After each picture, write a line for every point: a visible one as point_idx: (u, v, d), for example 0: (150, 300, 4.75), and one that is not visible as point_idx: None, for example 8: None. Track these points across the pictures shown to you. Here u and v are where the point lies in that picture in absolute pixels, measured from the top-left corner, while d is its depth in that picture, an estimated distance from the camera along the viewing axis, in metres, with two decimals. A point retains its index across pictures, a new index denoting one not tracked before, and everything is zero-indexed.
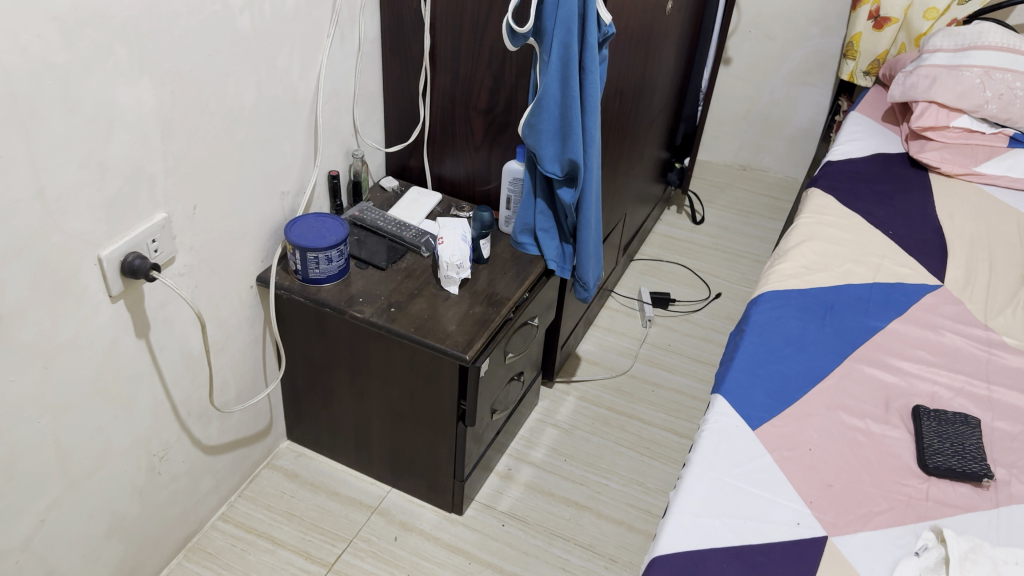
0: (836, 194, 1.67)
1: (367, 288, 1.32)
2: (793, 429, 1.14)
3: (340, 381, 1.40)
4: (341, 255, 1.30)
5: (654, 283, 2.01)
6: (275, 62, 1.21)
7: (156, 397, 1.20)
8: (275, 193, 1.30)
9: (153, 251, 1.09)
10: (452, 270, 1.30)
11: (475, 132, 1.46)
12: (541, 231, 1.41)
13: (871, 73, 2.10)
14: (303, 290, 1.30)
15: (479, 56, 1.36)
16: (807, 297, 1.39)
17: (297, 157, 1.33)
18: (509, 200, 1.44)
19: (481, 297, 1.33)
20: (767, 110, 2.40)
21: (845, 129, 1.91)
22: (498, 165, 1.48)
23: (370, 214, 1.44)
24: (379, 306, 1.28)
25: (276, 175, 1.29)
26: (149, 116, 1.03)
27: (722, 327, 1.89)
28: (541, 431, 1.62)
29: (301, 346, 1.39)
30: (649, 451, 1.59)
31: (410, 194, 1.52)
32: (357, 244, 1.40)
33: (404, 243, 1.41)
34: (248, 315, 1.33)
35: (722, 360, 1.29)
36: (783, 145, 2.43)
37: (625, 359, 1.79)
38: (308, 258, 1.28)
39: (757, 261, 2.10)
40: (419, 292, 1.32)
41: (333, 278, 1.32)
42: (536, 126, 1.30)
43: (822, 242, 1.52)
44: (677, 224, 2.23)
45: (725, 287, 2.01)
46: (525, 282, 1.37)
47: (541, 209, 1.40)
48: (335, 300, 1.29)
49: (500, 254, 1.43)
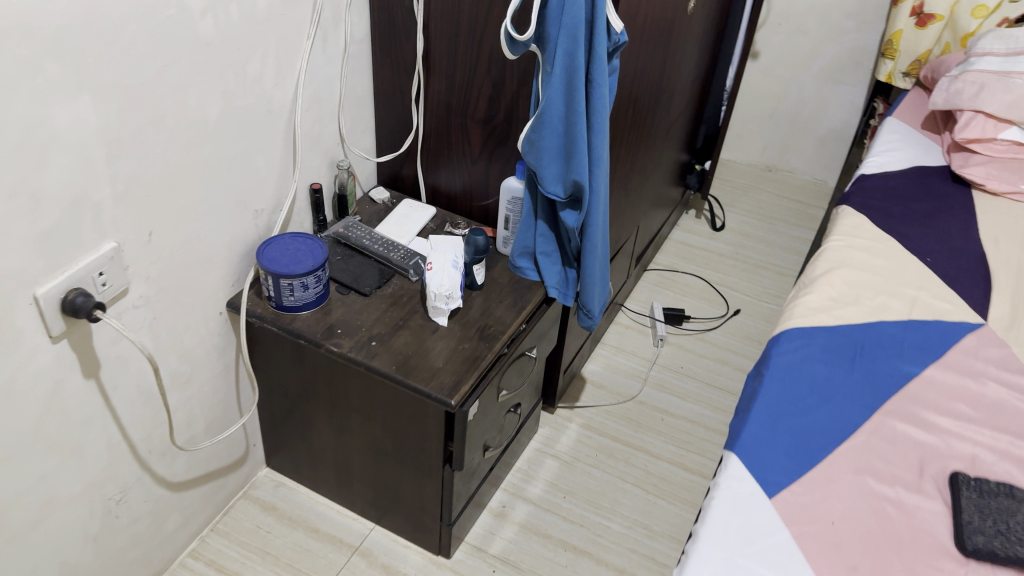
0: (869, 213, 1.52)
1: (348, 317, 1.20)
2: (814, 498, 1.02)
3: (320, 413, 1.30)
4: (318, 281, 1.18)
5: (667, 297, 1.87)
6: (245, 69, 1.08)
7: (110, 438, 1.09)
8: (248, 211, 1.19)
9: (101, 284, 0.97)
10: (440, 300, 1.18)
11: (473, 142, 1.33)
12: (542, 255, 1.28)
13: (911, 75, 1.93)
14: (276, 318, 1.18)
15: (477, 61, 1.23)
16: (835, 336, 1.25)
17: (273, 171, 1.21)
18: (507, 219, 1.31)
19: (472, 329, 1.21)
20: (795, 109, 2.24)
21: (881, 137, 1.76)
22: (497, 179, 1.35)
23: (355, 231, 1.32)
24: (359, 339, 1.17)
25: (248, 191, 1.17)
26: (92, 136, 0.90)
27: (740, 349, 1.76)
28: (539, 463, 1.50)
29: (278, 375, 1.28)
30: (656, 489, 1.47)
31: (402, 208, 1.39)
32: (340, 265, 1.28)
33: (391, 265, 1.29)
34: (218, 343, 1.22)
35: (738, 407, 1.17)
36: (812, 147, 2.27)
37: (633, 383, 1.67)
38: (281, 284, 1.16)
39: (779, 274, 1.96)
40: (404, 323, 1.20)
41: (311, 305, 1.20)
42: (536, 143, 1.17)
43: (851, 270, 1.38)
44: (695, 231, 2.09)
45: (745, 302, 1.88)
46: (523, 312, 1.25)
47: (541, 232, 1.27)
48: (311, 331, 1.17)
49: (497, 278, 1.30)
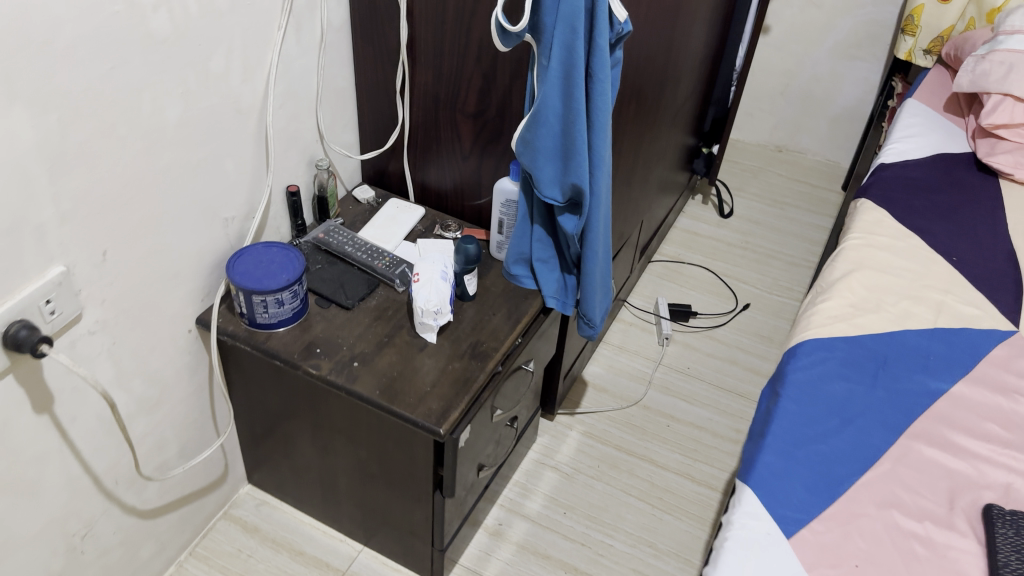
0: (890, 207, 1.42)
1: (328, 334, 1.10)
2: (836, 537, 0.93)
3: (303, 433, 1.21)
4: (294, 296, 1.08)
5: (673, 291, 1.78)
6: (208, 66, 0.98)
7: (70, 473, 1.00)
8: (217, 220, 1.09)
9: (49, 313, 0.88)
10: (428, 316, 1.08)
11: (463, 138, 1.22)
12: (539, 262, 1.18)
13: (932, 52, 1.81)
14: (250, 337, 1.09)
15: (466, 50, 1.12)
16: (856, 348, 1.16)
17: (244, 175, 1.10)
18: (501, 223, 1.20)
19: (464, 346, 1.11)
20: (808, 86, 2.12)
21: (901, 121, 1.64)
22: (490, 178, 1.24)
23: (337, 236, 1.22)
24: (339, 360, 1.07)
25: (216, 199, 1.07)
26: (29, 153, 0.80)
27: (750, 347, 1.67)
28: (538, 476, 1.42)
29: (257, 393, 1.20)
30: (662, 503, 1.39)
31: (388, 208, 1.29)
32: (320, 275, 1.18)
33: (375, 273, 1.19)
34: (188, 363, 1.13)
35: (752, 430, 1.08)
36: (825, 126, 2.16)
37: (637, 387, 1.58)
38: (253, 301, 1.06)
39: (790, 264, 1.87)
40: (390, 340, 1.11)
41: (288, 322, 1.10)
42: (531, 143, 1.06)
43: (871, 272, 1.28)
44: (702, 218, 1.99)
45: (755, 296, 1.78)
46: (518, 326, 1.15)
47: (538, 237, 1.17)
48: (288, 351, 1.08)
49: (491, 287, 1.21)
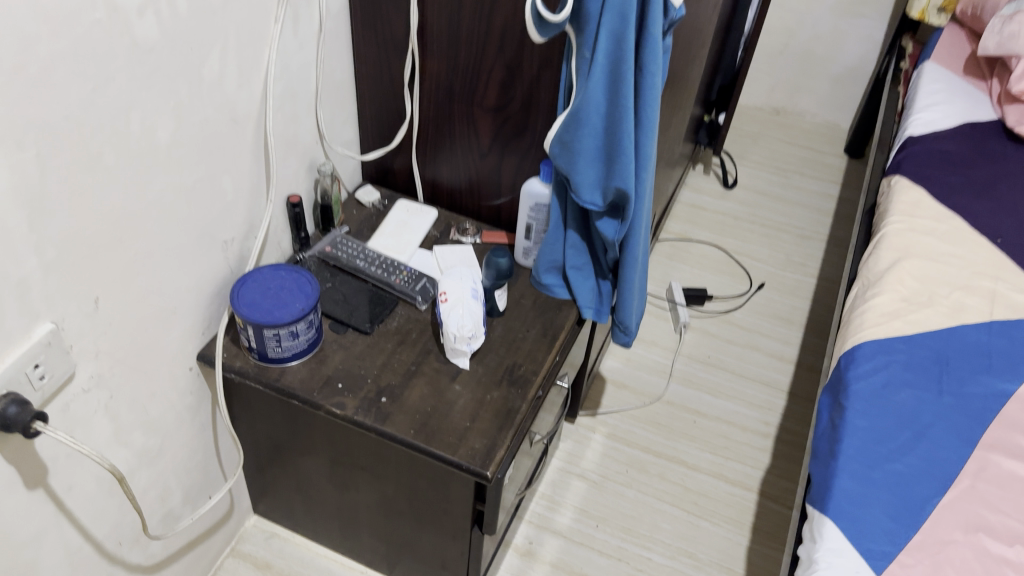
0: (924, 185, 1.34)
1: (348, 366, 0.99)
2: (927, 570, 0.84)
3: (319, 467, 1.10)
4: (310, 326, 0.96)
5: (684, 272, 1.69)
6: (200, 72, 0.84)
7: (68, 545, 0.88)
8: (214, 243, 0.96)
9: (38, 379, 0.75)
10: (461, 343, 0.97)
11: (482, 134, 1.10)
12: (573, 269, 1.08)
13: (947, 10, 1.72)
14: (261, 374, 0.97)
15: (486, 39, 0.99)
16: (915, 349, 1.08)
17: (242, 191, 0.97)
18: (529, 228, 1.09)
19: (500, 371, 1.01)
20: (809, 45, 2.03)
21: (922, 87, 1.55)
22: (512, 177, 1.12)
23: (345, 249, 1.10)
24: (365, 396, 0.96)
25: (212, 221, 0.94)
26: (5, 199, 0.66)
27: (770, 330, 1.59)
28: (565, 486, 1.32)
29: (266, 427, 1.08)
30: (698, 508, 1.30)
31: (397, 212, 1.17)
32: (330, 295, 1.05)
33: (393, 290, 1.07)
34: (189, 403, 1.01)
35: (821, 453, 1.00)
36: (826, 87, 2.08)
37: (658, 381, 1.49)
38: (265, 335, 0.94)
39: (802, 237, 1.79)
40: (418, 368, 1.00)
41: (302, 354, 0.98)
42: (570, 145, 0.95)
43: (920, 260, 1.20)
44: (706, 190, 1.90)
45: (769, 274, 1.70)
46: (555, 343, 1.05)
47: (572, 243, 1.06)
48: (306, 389, 0.96)
49: (520, 300, 1.10)
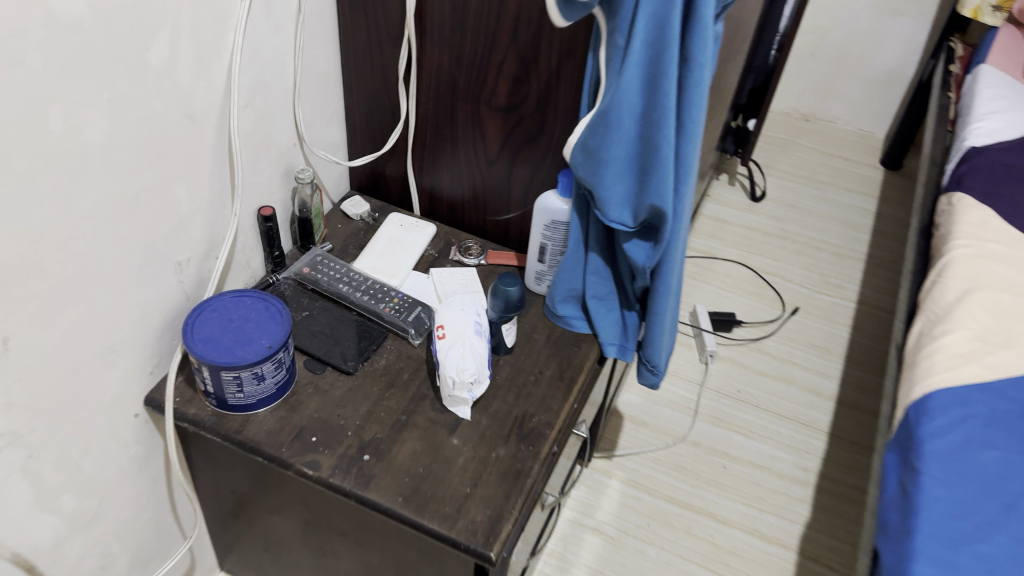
0: (991, 204, 1.18)
1: (325, 415, 0.82)
2: None
3: (291, 527, 0.93)
4: (279, 366, 0.80)
5: (709, 294, 1.52)
6: (144, 59, 0.68)
7: None
8: (164, 264, 0.79)
9: None
10: (462, 389, 0.81)
11: (489, 138, 0.94)
12: (594, 299, 0.91)
13: (1003, 9, 1.55)
14: (220, 424, 0.81)
15: (497, 24, 0.83)
16: (997, 399, 0.91)
17: (200, 203, 0.81)
18: (543, 249, 0.92)
19: (507, 423, 0.84)
20: (842, 46, 1.87)
21: (980, 93, 1.39)
22: (523, 189, 0.96)
23: (326, 270, 0.93)
24: (345, 453, 0.80)
25: (162, 239, 0.78)
26: None
27: (806, 361, 1.44)
28: (578, 541, 1.15)
29: (230, 481, 0.92)
30: (729, 570, 1.13)
31: (388, 226, 1.00)
32: (307, 326, 0.89)
33: (382, 321, 0.91)
34: (135, 455, 0.84)
35: (895, 531, 0.83)
36: (860, 91, 1.91)
37: (681, 418, 1.33)
38: (223, 379, 0.77)
39: (837, 256, 1.63)
40: (409, 419, 0.83)
41: (270, 400, 0.82)
42: (596, 154, 0.78)
43: (993, 292, 1.04)
44: (732, 202, 1.73)
45: (802, 297, 1.54)
46: (573, 388, 0.88)
47: (594, 269, 0.89)
48: (274, 443, 0.79)
49: (531, 334, 0.93)
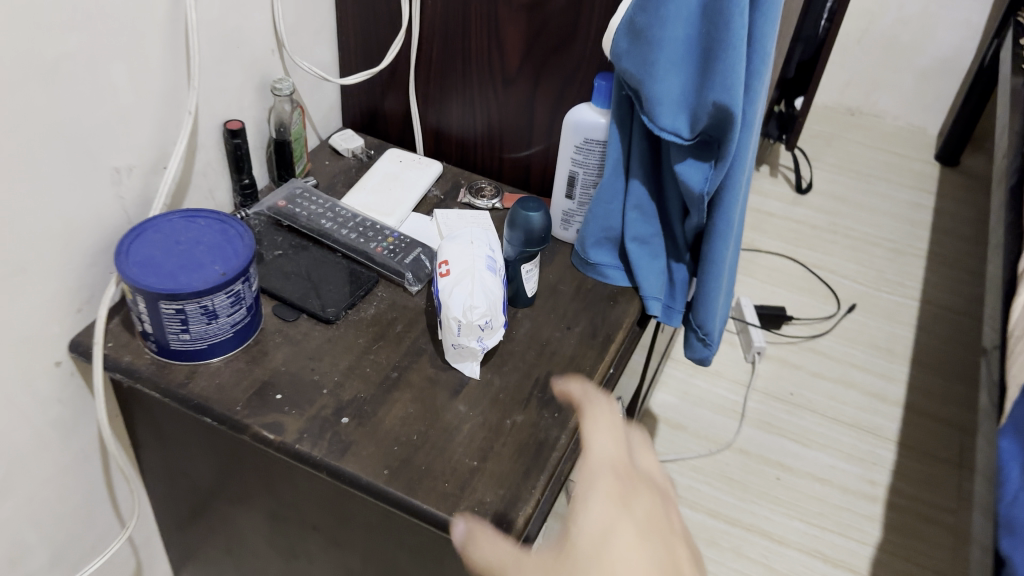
0: None
1: (294, 369, 0.65)
2: None
3: (256, 525, 0.75)
4: (238, 301, 0.62)
5: (754, 288, 1.36)
6: None
7: None
8: (98, 169, 0.63)
9: None
10: (470, 336, 0.63)
11: (509, 50, 0.77)
12: (635, 242, 0.74)
13: None
14: (159, 375, 0.63)
15: None
16: None
17: (147, 96, 0.64)
18: (572, 180, 0.75)
19: (525, 385, 0.66)
20: (892, 31, 1.86)
21: None
22: (549, 115, 0.79)
23: (306, 204, 0.76)
24: (316, 416, 0.62)
25: (92, 133, 0.61)
26: None
27: (866, 362, 1.26)
28: None
29: (181, 462, 0.74)
30: None
31: (386, 162, 0.83)
32: (280, 267, 0.72)
33: (373, 265, 0.73)
34: (54, 420, 0.66)
35: None
36: (910, 82, 1.90)
37: (727, 423, 1.15)
38: (163, 313, 0.60)
39: (896, 251, 1.46)
40: (401, 377, 0.65)
41: (226, 347, 0.64)
42: (646, 34, 0.62)
43: None
44: (775, 195, 1.58)
45: (860, 293, 1.37)
46: (608, 349, 0.70)
47: (636, 202, 0.72)
48: (225, 401, 0.62)
49: (556, 286, 0.75)
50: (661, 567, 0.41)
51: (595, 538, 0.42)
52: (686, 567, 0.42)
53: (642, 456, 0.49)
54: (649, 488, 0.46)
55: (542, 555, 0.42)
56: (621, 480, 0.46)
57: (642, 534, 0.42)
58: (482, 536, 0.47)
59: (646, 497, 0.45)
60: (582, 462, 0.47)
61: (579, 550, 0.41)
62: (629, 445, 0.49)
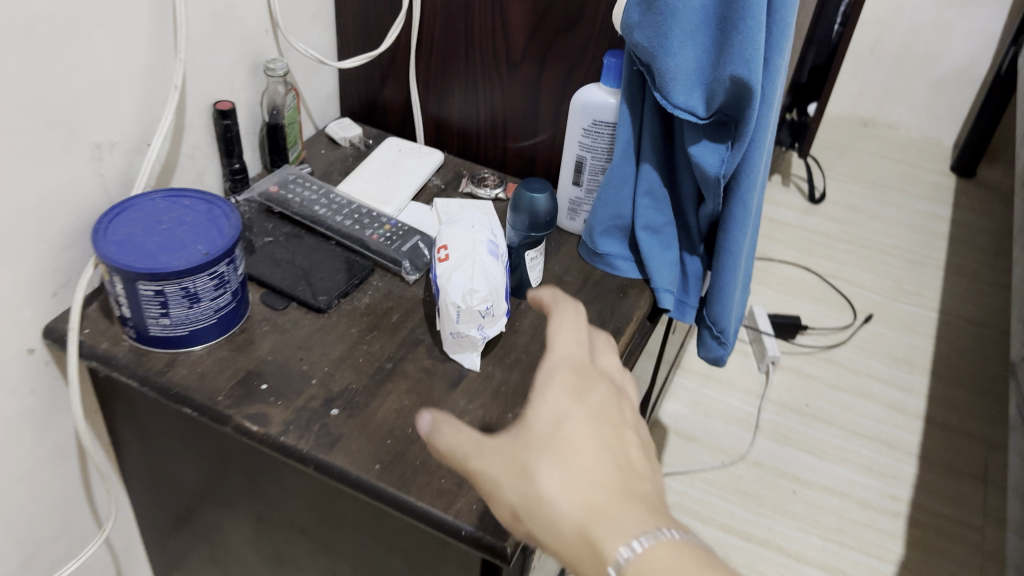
0: None
1: (281, 358, 0.60)
2: None
3: (241, 529, 0.70)
4: (223, 285, 0.58)
5: (768, 297, 1.34)
6: None
7: None
8: (77, 144, 0.59)
9: None
10: (470, 323, 0.59)
11: (514, 31, 0.73)
12: (646, 231, 0.70)
13: None
14: (137, 363, 0.59)
15: None
16: None
17: (131, 69, 0.61)
18: (580, 166, 0.72)
19: (528, 377, 0.62)
20: (906, 41, 1.86)
21: None
22: (556, 100, 0.75)
23: (299, 191, 0.73)
24: (304, 407, 0.57)
25: (70, 104, 0.57)
26: None
27: (884, 373, 1.23)
28: None
29: (162, 462, 0.69)
30: None
31: (384, 150, 0.80)
32: (270, 254, 0.68)
33: (368, 253, 0.69)
34: (27, 413, 0.62)
35: None
36: (924, 92, 1.91)
37: (740, 434, 1.12)
38: (141, 295, 0.56)
39: (912, 262, 1.43)
40: (396, 368, 0.61)
41: (209, 334, 0.60)
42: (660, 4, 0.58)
43: None
44: (787, 205, 1.56)
45: (876, 304, 1.35)
46: (618, 342, 0.66)
47: (648, 187, 0.68)
48: (207, 391, 0.57)
49: (562, 277, 0.71)
50: (611, 456, 0.39)
51: (549, 424, 0.40)
52: (636, 458, 0.40)
53: (606, 355, 0.45)
54: (609, 383, 0.43)
55: (499, 441, 0.40)
56: (582, 375, 0.42)
57: (594, 421, 0.40)
58: (445, 421, 0.41)
59: (606, 390, 0.42)
60: (544, 358, 0.43)
61: (534, 437, 0.39)
62: (592, 347, 0.45)
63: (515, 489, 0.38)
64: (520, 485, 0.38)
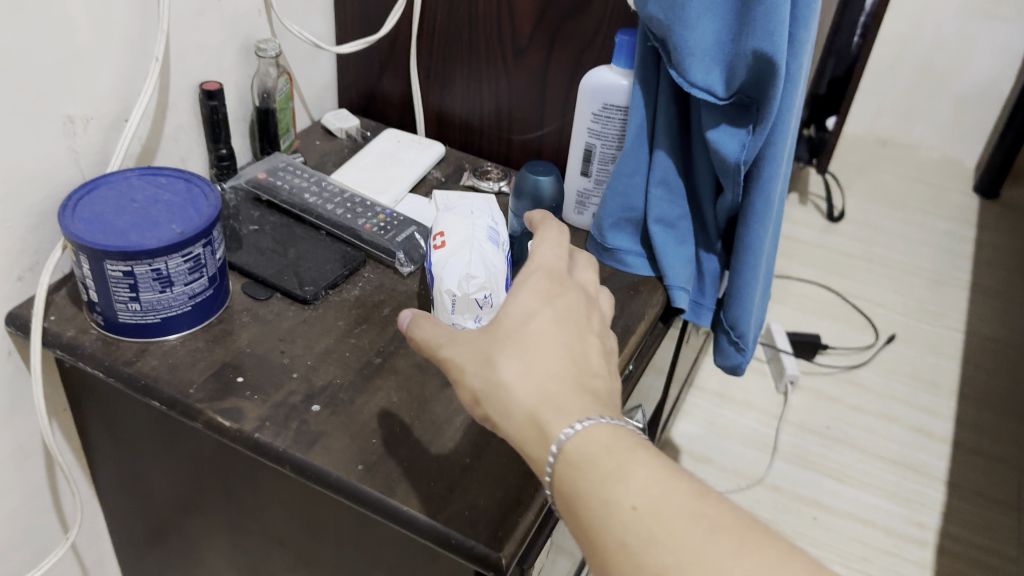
0: None
1: (261, 350, 0.56)
2: None
3: (216, 542, 0.65)
4: (200, 269, 0.54)
5: (786, 316, 1.29)
6: None
7: None
8: (48, 115, 0.55)
9: None
10: (468, 315, 0.54)
11: (519, 14, 0.69)
12: (658, 224, 0.65)
13: None
14: (104, 352, 0.54)
15: None
16: None
17: (110, 39, 0.57)
18: (589, 155, 0.67)
19: None
20: (927, 57, 1.84)
21: None
22: (564, 88, 0.71)
23: (289, 179, 0.68)
24: (283, 402, 0.52)
25: (41, 71, 0.53)
26: None
27: (909, 396, 1.17)
28: None
29: (134, 465, 0.64)
30: None
31: (382, 142, 0.76)
32: (255, 243, 0.63)
33: (361, 243, 0.65)
34: None
35: None
36: (946, 109, 1.88)
37: (757, 457, 1.06)
38: (110, 277, 0.51)
39: (935, 283, 1.38)
40: (385, 363, 0.56)
41: (185, 323, 0.55)
42: None
43: None
44: (805, 223, 1.51)
45: (898, 324, 1.29)
46: (630, 340, 0.60)
47: (661, 176, 0.63)
48: (178, 383, 0.52)
49: None
50: (570, 353, 0.40)
51: (517, 318, 0.41)
52: (595, 359, 0.41)
53: (584, 274, 0.47)
54: (583, 292, 0.44)
55: (472, 332, 0.42)
56: (554, 282, 0.43)
57: (560, 320, 0.41)
58: (425, 318, 0.44)
59: (577, 296, 0.43)
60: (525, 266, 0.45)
61: (501, 329, 0.41)
62: (575, 264, 0.47)
63: (476, 373, 0.40)
64: (482, 371, 0.40)
